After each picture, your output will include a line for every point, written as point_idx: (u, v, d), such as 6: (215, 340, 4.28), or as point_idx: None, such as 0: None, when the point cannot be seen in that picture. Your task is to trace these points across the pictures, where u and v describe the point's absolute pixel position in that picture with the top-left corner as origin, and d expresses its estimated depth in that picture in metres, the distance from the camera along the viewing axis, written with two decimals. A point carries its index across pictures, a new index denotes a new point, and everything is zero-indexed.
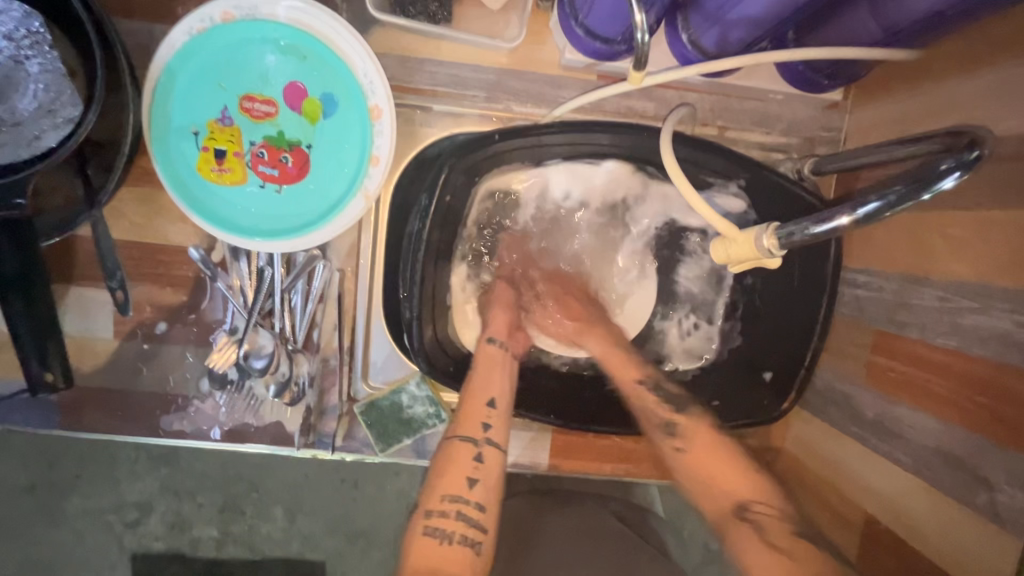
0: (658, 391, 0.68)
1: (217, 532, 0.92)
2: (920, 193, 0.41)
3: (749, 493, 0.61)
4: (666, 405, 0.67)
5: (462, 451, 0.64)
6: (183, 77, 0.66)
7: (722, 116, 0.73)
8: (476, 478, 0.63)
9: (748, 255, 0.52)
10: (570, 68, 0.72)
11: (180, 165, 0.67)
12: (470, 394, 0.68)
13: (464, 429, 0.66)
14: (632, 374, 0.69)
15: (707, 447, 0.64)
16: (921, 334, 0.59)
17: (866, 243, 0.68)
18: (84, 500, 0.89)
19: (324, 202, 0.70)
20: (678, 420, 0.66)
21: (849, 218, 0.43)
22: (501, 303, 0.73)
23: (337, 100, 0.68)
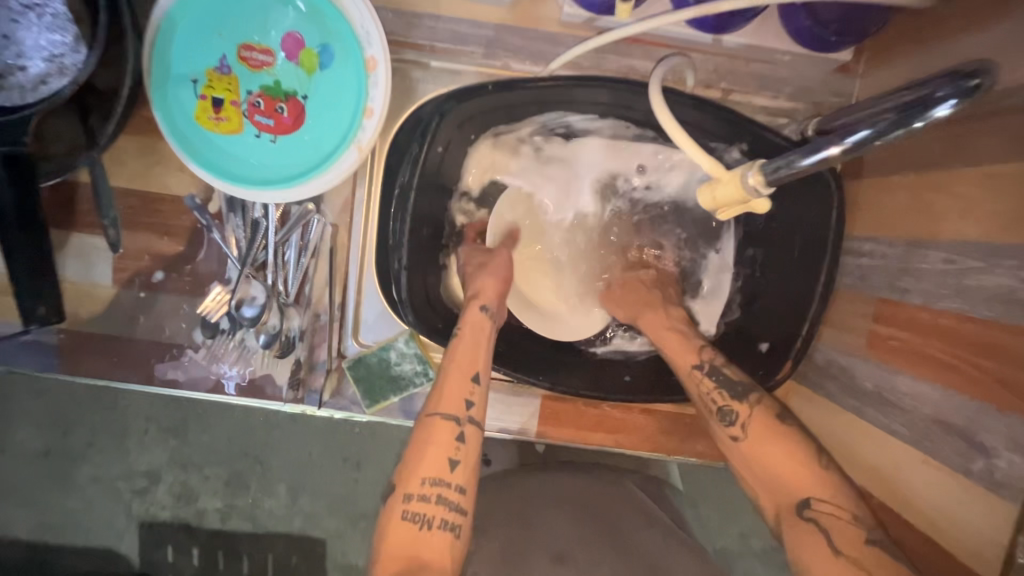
0: (716, 373, 0.64)
1: (223, 504, 0.85)
2: (910, 122, 0.39)
3: (817, 491, 0.55)
4: (724, 391, 0.63)
5: (445, 427, 0.60)
6: (183, 25, 0.67)
7: (726, 78, 0.72)
8: (457, 458, 0.59)
9: (734, 198, 0.51)
10: (569, 24, 0.70)
11: (178, 112, 0.68)
12: (454, 369, 0.64)
13: (447, 405, 0.61)
14: (690, 358, 0.66)
15: (768, 436, 0.59)
16: (924, 300, 0.56)
17: (872, 210, 0.66)
18: (96, 468, 0.83)
19: (317, 154, 0.70)
20: (733, 406, 0.61)
21: (836, 148, 0.42)
22: (490, 269, 0.70)
23: (333, 51, 0.68)
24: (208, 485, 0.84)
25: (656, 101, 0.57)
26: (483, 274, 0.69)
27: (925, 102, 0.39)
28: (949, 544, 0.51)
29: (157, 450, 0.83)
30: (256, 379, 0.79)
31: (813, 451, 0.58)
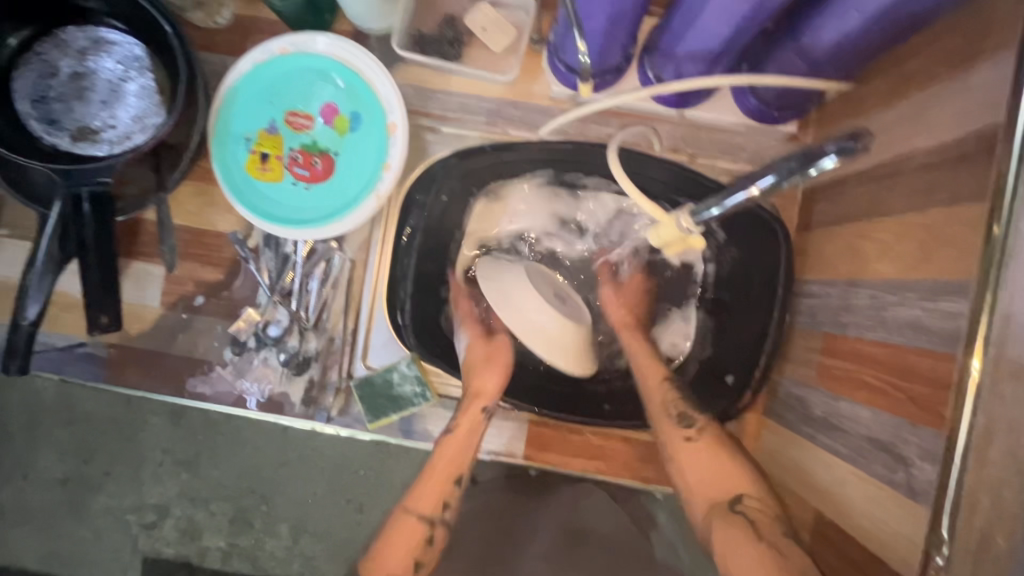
0: (679, 389, 0.78)
1: (225, 543, 0.93)
2: (807, 169, 0.48)
3: (747, 490, 0.69)
4: (686, 404, 0.76)
5: (415, 526, 0.71)
6: (244, 96, 0.83)
7: (691, 144, 0.84)
8: (433, 535, 0.71)
9: (673, 235, 0.63)
10: (557, 99, 0.84)
11: (232, 164, 0.83)
12: (440, 464, 0.75)
13: (424, 505, 0.73)
14: (658, 374, 0.79)
15: (712, 446, 0.73)
16: (857, 332, 0.64)
17: (818, 257, 0.75)
18: (110, 499, 0.93)
19: (343, 200, 0.84)
20: (694, 415, 0.75)
21: (753, 189, 0.52)
22: (490, 366, 0.78)
23: (362, 117, 0.83)
24: (212, 522, 0.93)
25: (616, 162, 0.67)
26: (480, 376, 0.77)
27: (819, 155, 0.47)
28: (884, 553, 0.55)
29: (169, 483, 0.92)
30: (274, 395, 0.88)
31: (740, 456, 0.73)
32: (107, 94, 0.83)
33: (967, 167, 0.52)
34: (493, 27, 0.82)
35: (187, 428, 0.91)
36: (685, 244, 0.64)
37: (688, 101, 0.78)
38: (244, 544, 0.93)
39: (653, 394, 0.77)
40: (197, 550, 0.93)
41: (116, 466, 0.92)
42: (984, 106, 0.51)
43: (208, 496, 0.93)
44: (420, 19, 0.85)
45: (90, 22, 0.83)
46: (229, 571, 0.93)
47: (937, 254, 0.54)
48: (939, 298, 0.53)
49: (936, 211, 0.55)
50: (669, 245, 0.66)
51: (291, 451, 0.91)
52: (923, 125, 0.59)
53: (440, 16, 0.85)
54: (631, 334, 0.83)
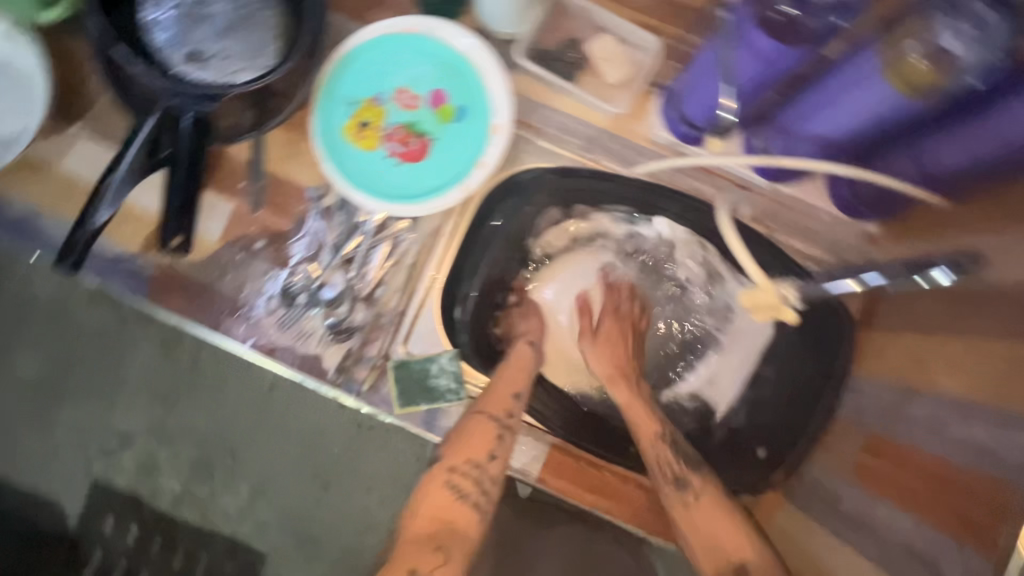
0: (676, 449, 0.74)
1: (180, 487, 0.93)
2: None
3: (754, 560, 0.63)
4: (682, 462, 0.72)
5: (485, 424, 0.73)
6: (361, 63, 0.84)
7: (771, 219, 0.85)
8: (503, 434, 0.73)
9: (769, 303, 0.77)
10: (657, 143, 0.86)
11: (332, 124, 0.84)
12: (503, 383, 0.77)
13: (492, 407, 0.74)
14: (653, 430, 0.75)
15: (711, 509, 0.68)
16: (912, 441, 0.65)
17: (876, 357, 0.76)
18: (74, 414, 0.93)
19: (428, 186, 0.84)
20: (690, 478, 0.71)
21: None
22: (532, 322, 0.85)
23: (468, 111, 0.84)
24: (175, 463, 0.93)
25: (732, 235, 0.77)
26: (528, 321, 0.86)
27: None
28: None
29: (139, 415, 0.92)
30: (305, 356, 0.87)
31: (754, 528, 0.67)
32: (230, 25, 0.84)
33: None
34: (614, 61, 0.84)
35: (174, 361, 0.91)
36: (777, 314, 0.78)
37: (784, 175, 0.81)
38: (198, 493, 0.92)
39: (648, 451, 0.73)
40: (151, 486, 0.93)
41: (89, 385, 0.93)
42: None
43: (176, 436, 0.93)
44: (545, 34, 0.87)
45: None
46: (176, 518, 0.93)
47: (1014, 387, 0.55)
48: (1011, 429, 0.54)
49: None
50: (757, 311, 0.79)
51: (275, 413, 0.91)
52: None
53: (565, 37, 0.87)
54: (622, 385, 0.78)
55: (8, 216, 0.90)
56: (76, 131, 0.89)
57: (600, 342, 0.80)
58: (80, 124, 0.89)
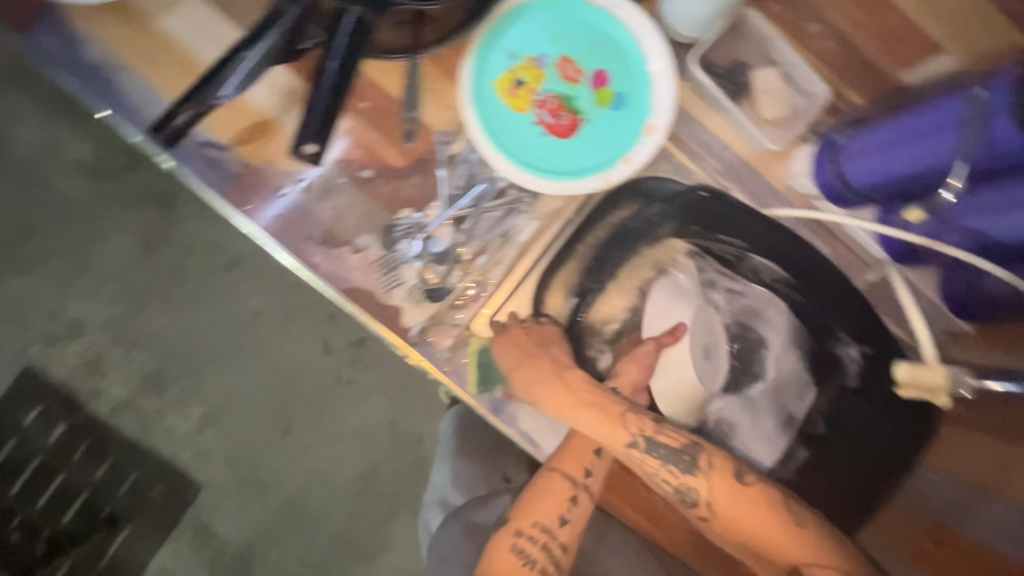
0: (832, 572, 0.70)
1: (125, 395, 1.13)
2: None
3: None
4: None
5: (562, 485, 0.77)
6: (532, 18, 0.79)
7: (876, 294, 0.87)
8: (577, 497, 0.76)
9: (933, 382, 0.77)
10: (791, 190, 0.86)
11: (487, 73, 0.78)
12: (575, 449, 0.79)
13: (562, 469, 0.78)
14: (803, 550, 0.71)
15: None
16: (982, 535, 0.67)
17: (948, 450, 0.79)
18: (25, 284, 1.10)
19: (568, 165, 0.79)
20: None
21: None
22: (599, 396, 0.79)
23: (626, 101, 0.80)
24: (123, 367, 1.12)
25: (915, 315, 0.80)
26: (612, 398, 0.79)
27: None
28: None
29: (100, 304, 1.11)
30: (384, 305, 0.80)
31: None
32: None
33: None
34: (775, 95, 0.83)
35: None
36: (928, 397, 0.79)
37: (909, 258, 0.83)
38: (142, 404, 1.13)
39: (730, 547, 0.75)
40: (93, 388, 1.12)
41: (54, 258, 1.10)
42: None
43: (134, 341, 1.12)
44: (717, 49, 0.84)
45: None
46: (108, 424, 1.12)
47: None
48: None
49: None
50: (907, 387, 0.80)
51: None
52: None
53: (735, 58, 0.84)
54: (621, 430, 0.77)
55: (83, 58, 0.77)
56: None
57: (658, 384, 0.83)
58: None
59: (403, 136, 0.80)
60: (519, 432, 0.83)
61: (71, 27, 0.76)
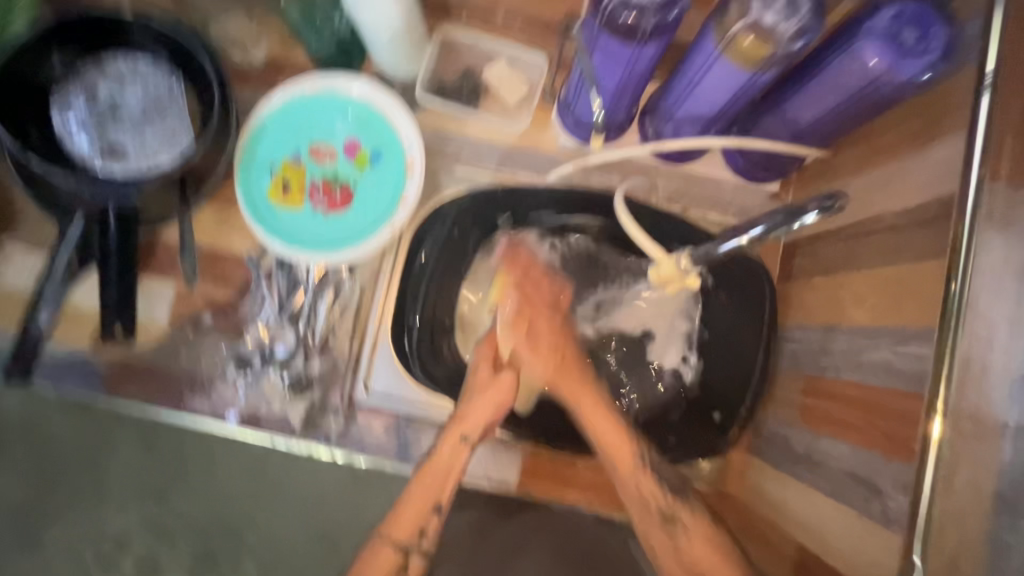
0: (658, 473, 0.73)
1: None
2: (793, 221, 0.57)
3: None
4: (667, 490, 0.72)
5: (412, 522, 0.72)
6: (273, 128, 0.89)
7: (683, 197, 0.91)
8: (428, 531, 0.72)
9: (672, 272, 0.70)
10: (564, 149, 0.92)
11: (256, 190, 0.88)
12: (425, 489, 0.73)
13: (399, 532, 0.72)
14: (630, 457, 0.73)
15: (700, 531, 0.70)
16: (836, 374, 0.70)
17: (800, 305, 0.82)
18: None
19: (358, 229, 0.89)
20: (678, 511, 0.71)
21: (744, 237, 0.61)
22: (483, 398, 0.76)
23: (382, 154, 0.90)
24: None
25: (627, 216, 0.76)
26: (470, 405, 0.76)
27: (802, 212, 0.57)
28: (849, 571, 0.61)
29: None
30: (273, 415, 0.89)
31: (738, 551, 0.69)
32: (140, 117, 0.88)
33: (928, 230, 0.59)
34: (508, 82, 0.90)
35: (159, 454, 0.89)
36: (683, 284, 0.71)
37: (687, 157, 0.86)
38: None
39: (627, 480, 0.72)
40: None
41: None
42: (939, 179, 0.59)
43: None
44: (442, 69, 0.92)
45: (131, 50, 0.88)
46: None
47: (903, 306, 0.61)
48: (908, 344, 0.59)
49: (903, 267, 0.62)
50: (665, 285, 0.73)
51: (264, 484, 0.90)
52: (891, 193, 0.66)
53: (459, 69, 0.92)
54: (569, 380, 0.75)
55: None
56: (8, 245, 0.91)
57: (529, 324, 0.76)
58: (11, 239, 0.91)
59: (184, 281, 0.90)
60: None
61: None
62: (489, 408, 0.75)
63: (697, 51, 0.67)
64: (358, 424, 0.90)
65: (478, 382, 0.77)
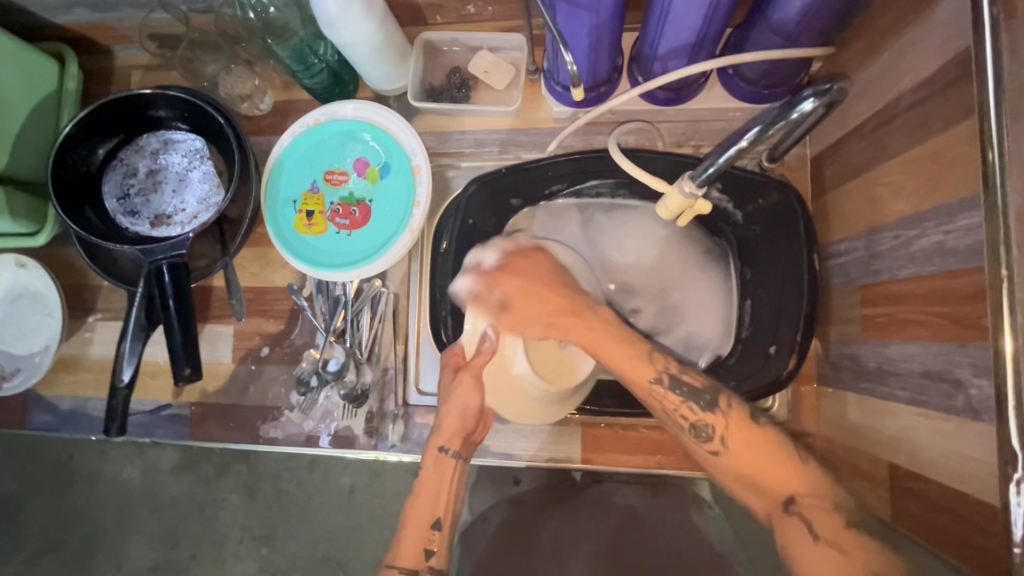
0: (680, 387, 0.66)
1: None
2: (789, 113, 0.53)
3: (800, 488, 0.61)
4: (692, 414, 0.65)
5: (416, 546, 0.72)
6: (289, 163, 0.95)
7: (693, 136, 0.88)
8: (432, 549, 0.72)
9: (681, 204, 0.66)
10: (561, 120, 0.92)
11: (283, 224, 0.93)
12: (422, 510, 0.75)
13: (403, 560, 0.71)
14: (650, 372, 0.67)
15: (743, 433, 0.64)
16: (890, 274, 0.64)
17: (839, 216, 0.76)
18: None
19: (381, 240, 0.93)
20: (707, 421, 0.64)
21: (743, 142, 0.56)
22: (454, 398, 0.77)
23: (390, 167, 0.94)
24: None
25: (623, 160, 0.74)
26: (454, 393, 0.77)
27: (798, 101, 0.54)
28: (948, 479, 0.55)
29: None
30: (338, 430, 0.94)
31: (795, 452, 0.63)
32: (177, 183, 0.97)
33: (952, 93, 0.54)
34: (495, 69, 0.92)
35: (261, 502, 1.01)
36: (694, 212, 0.68)
37: (682, 96, 0.83)
38: None
39: (648, 397, 0.67)
40: None
41: None
42: (952, 36, 0.54)
43: None
44: (430, 74, 0.95)
45: (159, 127, 0.98)
46: None
47: (942, 181, 0.55)
48: (956, 219, 0.53)
49: (935, 141, 0.57)
50: (681, 216, 0.69)
51: (361, 512, 0.99)
52: (907, 68, 0.61)
53: (446, 70, 0.95)
54: (580, 328, 0.72)
55: (62, 412, 1.02)
56: (92, 320, 1.02)
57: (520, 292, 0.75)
58: (94, 313, 1.03)
59: (235, 315, 0.97)
60: (495, 455, 0.89)
61: (44, 399, 1.02)
62: (459, 418, 0.76)
63: None
64: (416, 425, 0.93)
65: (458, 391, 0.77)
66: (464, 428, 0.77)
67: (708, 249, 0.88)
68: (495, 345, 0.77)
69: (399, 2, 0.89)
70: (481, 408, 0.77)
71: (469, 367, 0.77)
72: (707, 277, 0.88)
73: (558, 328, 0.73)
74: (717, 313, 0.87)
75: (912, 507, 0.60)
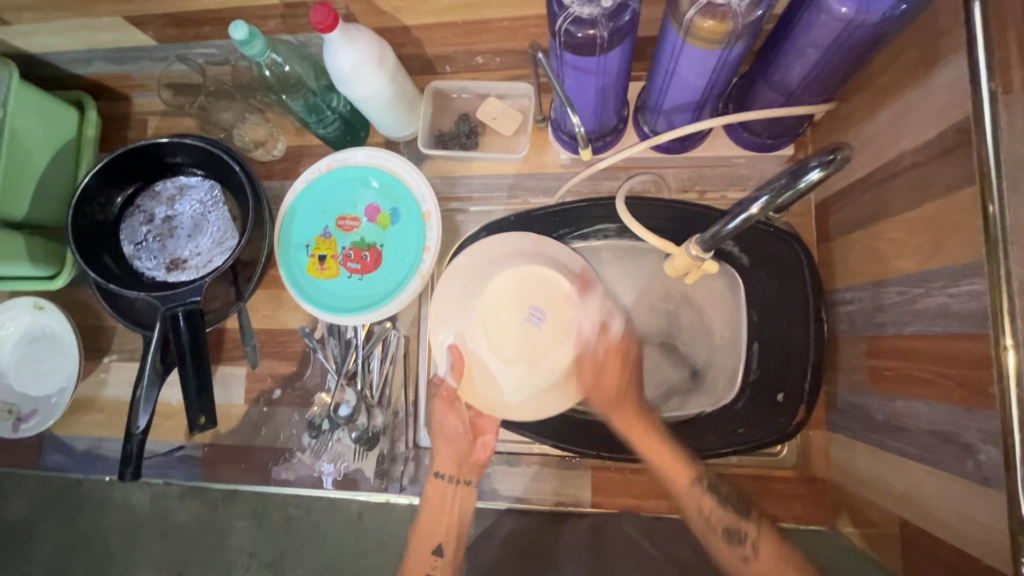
0: (715, 494, 0.75)
1: None
2: (797, 183, 0.54)
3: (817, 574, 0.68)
4: (726, 537, 0.72)
5: (424, 568, 0.82)
6: (301, 210, 0.97)
7: (698, 182, 0.90)
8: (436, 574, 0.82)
9: (688, 264, 0.69)
10: (568, 165, 0.94)
11: (296, 269, 0.95)
12: (426, 536, 0.84)
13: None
14: (686, 476, 0.77)
15: (769, 556, 0.69)
16: (895, 329, 0.65)
17: (843, 265, 0.78)
18: None
19: (392, 283, 0.94)
20: (742, 527, 0.72)
21: (753, 210, 0.58)
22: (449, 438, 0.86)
23: (400, 211, 0.96)
24: None
25: (630, 217, 0.75)
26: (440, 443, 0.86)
27: (805, 170, 0.54)
28: (959, 541, 0.55)
29: None
30: (349, 472, 0.95)
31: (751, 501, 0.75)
32: (193, 228, 0.99)
33: (953, 159, 0.55)
34: (502, 116, 0.93)
35: (269, 526, 0.99)
36: (700, 271, 0.70)
37: (688, 146, 0.84)
38: None
39: (687, 500, 0.76)
40: None
41: None
42: (951, 104, 0.55)
43: None
44: (439, 120, 0.97)
45: (175, 173, 1.00)
46: None
47: (947, 244, 0.56)
48: (960, 284, 0.54)
49: (935, 205, 0.58)
50: (688, 274, 0.71)
51: (370, 538, 0.97)
52: (907, 129, 0.63)
53: (454, 115, 0.97)
54: (658, 454, 0.78)
55: (78, 453, 1.03)
56: (107, 362, 1.04)
57: (592, 376, 0.83)
58: (109, 354, 1.05)
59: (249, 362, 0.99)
60: (505, 497, 0.90)
61: (60, 440, 1.04)
62: (450, 445, 0.86)
63: (664, 42, 0.66)
64: (426, 467, 0.94)
65: (447, 426, 0.86)
66: (460, 459, 0.86)
67: (714, 293, 0.87)
68: (462, 364, 0.85)
69: (409, 54, 0.91)
70: (462, 426, 0.86)
71: (462, 403, 0.86)
72: (717, 320, 0.87)
73: (619, 413, 0.81)
74: (726, 357, 0.85)
75: (922, 564, 0.61)
